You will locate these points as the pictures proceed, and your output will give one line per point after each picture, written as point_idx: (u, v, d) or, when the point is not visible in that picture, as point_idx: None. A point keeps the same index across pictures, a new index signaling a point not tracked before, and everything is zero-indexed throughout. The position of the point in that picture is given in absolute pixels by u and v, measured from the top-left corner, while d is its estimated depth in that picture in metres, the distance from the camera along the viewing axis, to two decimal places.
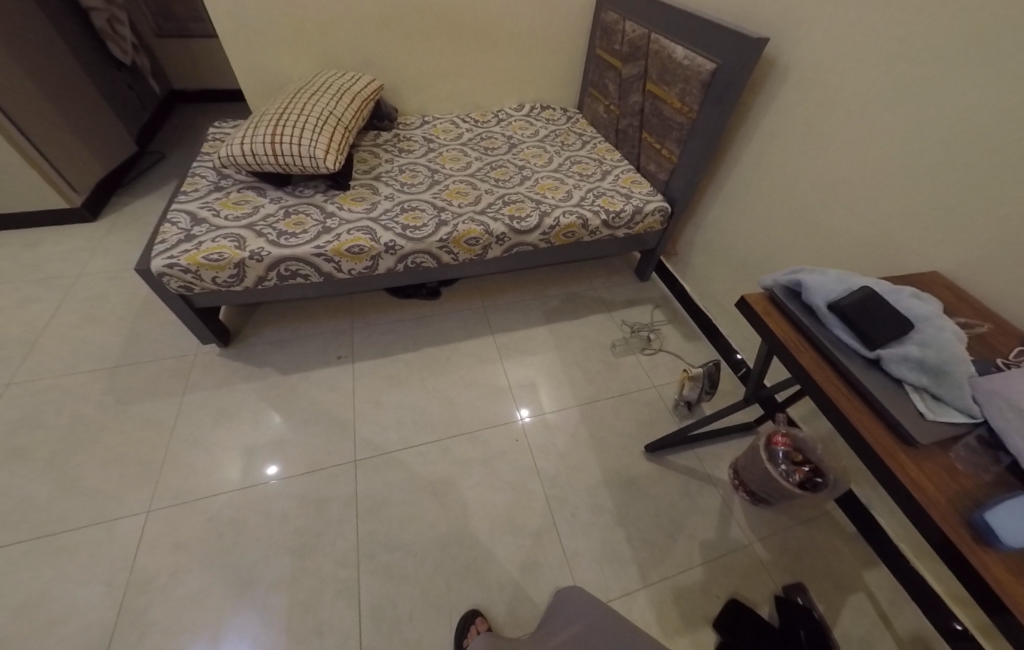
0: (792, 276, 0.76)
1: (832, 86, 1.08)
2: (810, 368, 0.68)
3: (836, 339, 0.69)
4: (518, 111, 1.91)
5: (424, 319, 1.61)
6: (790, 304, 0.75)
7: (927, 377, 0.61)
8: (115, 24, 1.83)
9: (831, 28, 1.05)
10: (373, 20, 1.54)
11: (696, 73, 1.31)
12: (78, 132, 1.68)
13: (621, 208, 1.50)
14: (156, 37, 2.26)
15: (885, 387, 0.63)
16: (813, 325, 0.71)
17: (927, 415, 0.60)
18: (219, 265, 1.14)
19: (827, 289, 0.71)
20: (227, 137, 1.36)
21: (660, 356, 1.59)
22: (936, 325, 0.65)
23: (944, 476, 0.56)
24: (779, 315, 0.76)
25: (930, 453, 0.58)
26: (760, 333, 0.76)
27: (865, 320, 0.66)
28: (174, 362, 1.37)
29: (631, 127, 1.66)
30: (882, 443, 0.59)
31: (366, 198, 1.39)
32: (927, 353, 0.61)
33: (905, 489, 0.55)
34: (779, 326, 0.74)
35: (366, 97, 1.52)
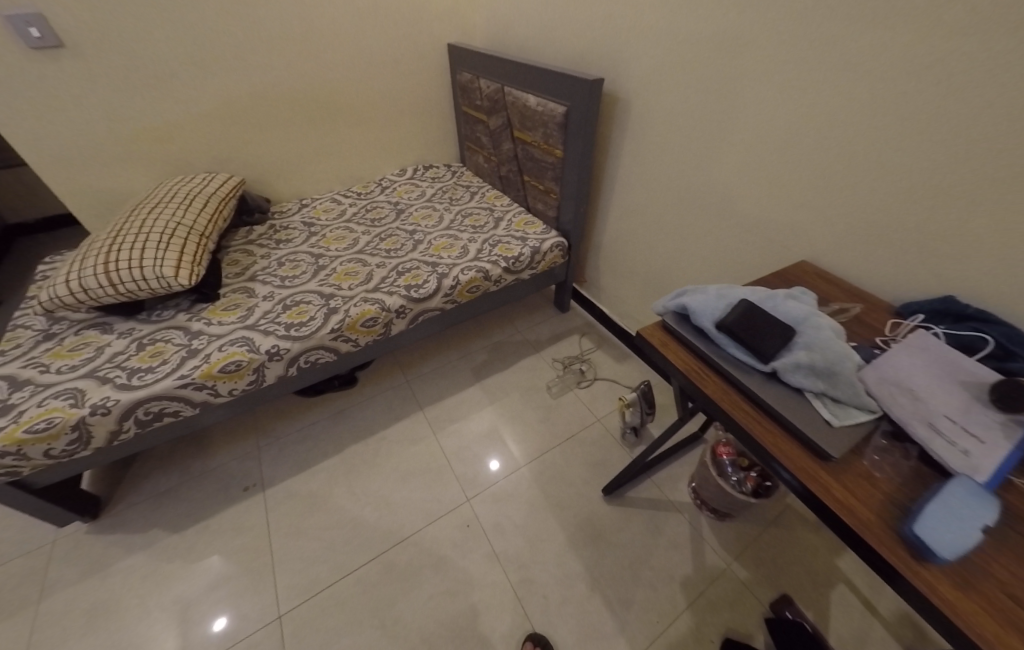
0: (678, 299, 0.75)
1: (674, 107, 1.15)
2: (715, 396, 0.65)
3: (732, 357, 0.67)
4: (400, 175, 1.88)
5: (343, 414, 1.45)
6: (683, 328, 0.73)
7: (822, 380, 0.60)
8: None
9: (660, 58, 1.13)
10: (216, 118, 1.45)
11: (551, 116, 1.36)
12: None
13: (518, 253, 1.48)
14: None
15: (789, 400, 0.61)
16: (708, 347, 0.69)
17: (834, 422, 0.58)
18: (50, 434, 0.94)
19: (712, 308, 0.70)
20: (51, 274, 1.17)
21: (597, 385, 1.56)
22: (815, 323, 0.65)
23: (867, 487, 0.54)
24: (676, 343, 0.73)
25: (848, 464, 0.56)
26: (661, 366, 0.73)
27: (751, 335, 0.65)
28: (25, 560, 1.09)
29: (512, 172, 1.68)
30: (802, 465, 0.56)
31: (240, 305, 1.25)
32: (815, 356, 0.61)
33: (837, 514, 0.52)
34: (678, 355, 0.71)
35: (224, 196, 1.41)
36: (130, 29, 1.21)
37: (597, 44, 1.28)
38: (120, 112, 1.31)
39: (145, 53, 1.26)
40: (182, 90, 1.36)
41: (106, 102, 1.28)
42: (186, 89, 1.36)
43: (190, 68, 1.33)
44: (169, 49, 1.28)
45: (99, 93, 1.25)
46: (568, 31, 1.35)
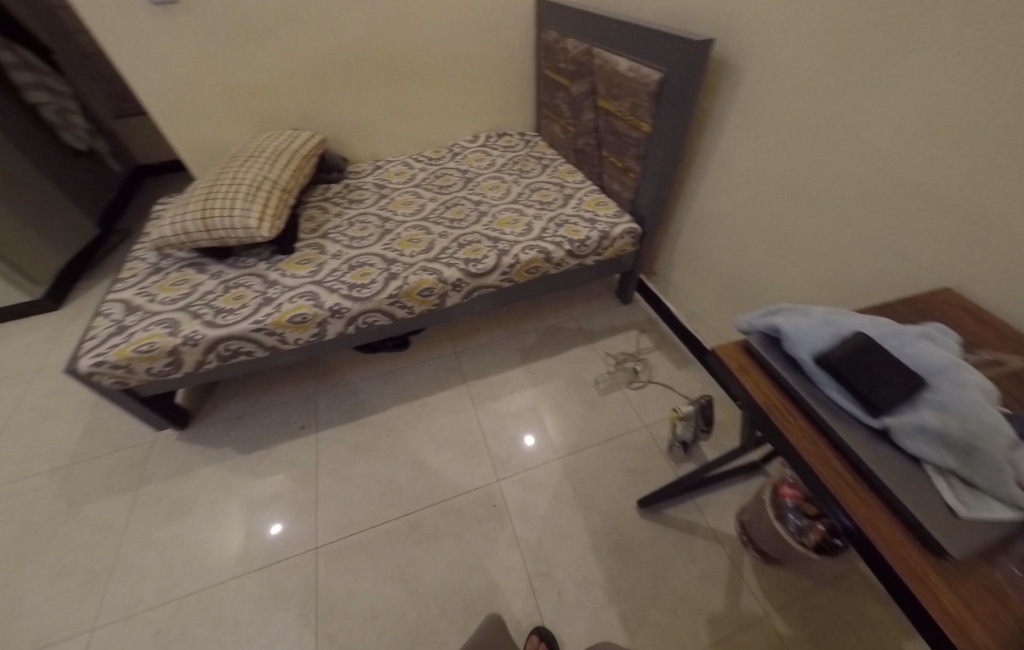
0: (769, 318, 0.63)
1: (794, 81, 0.96)
2: (798, 445, 0.54)
3: (830, 401, 0.56)
4: (472, 142, 1.84)
5: (394, 375, 1.51)
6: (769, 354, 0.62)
7: (953, 455, 0.47)
8: (66, 115, 1.93)
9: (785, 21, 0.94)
10: (305, 74, 1.51)
11: (642, 84, 1.21)
12: (32, 223, 1.73)
13: (585, 236, 1.40)
14: (115, 118, 2.33)
15: (900, 471, 0.49)
16: (799, 383, 0.58)
17: (960, 512, 0.45)
18: (151, 356, 1.08)
19: (812, 335, 0.57)
20: (163, 215, 1.33)
21: (649, 389, 1.46)
22: (959, 378, 0.50)
23: (991, 604, 0.42)
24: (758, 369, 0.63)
25: (970, 568, 0.44)
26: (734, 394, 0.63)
27: (863, 379, 0.52)
28: (129, 453, 1.30)
29: (589, 146, 1.55)
30: (903, 555, 0.45)
31: (312, 260, 1.33)
32: (950, 423, 0.47)
33: (941, 629, 0.41)
34: (757, 385, 0.61)
35: (307, 153, 1.51)
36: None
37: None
38: (223, 65, 1.41)
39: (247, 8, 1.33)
40: (279, 46, 1.43)
41: (213, 55, 1.38)
42: (281, 44, 1.43)
43: (285, 23, 1.39)
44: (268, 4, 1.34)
45: (207, 46, 1.36)
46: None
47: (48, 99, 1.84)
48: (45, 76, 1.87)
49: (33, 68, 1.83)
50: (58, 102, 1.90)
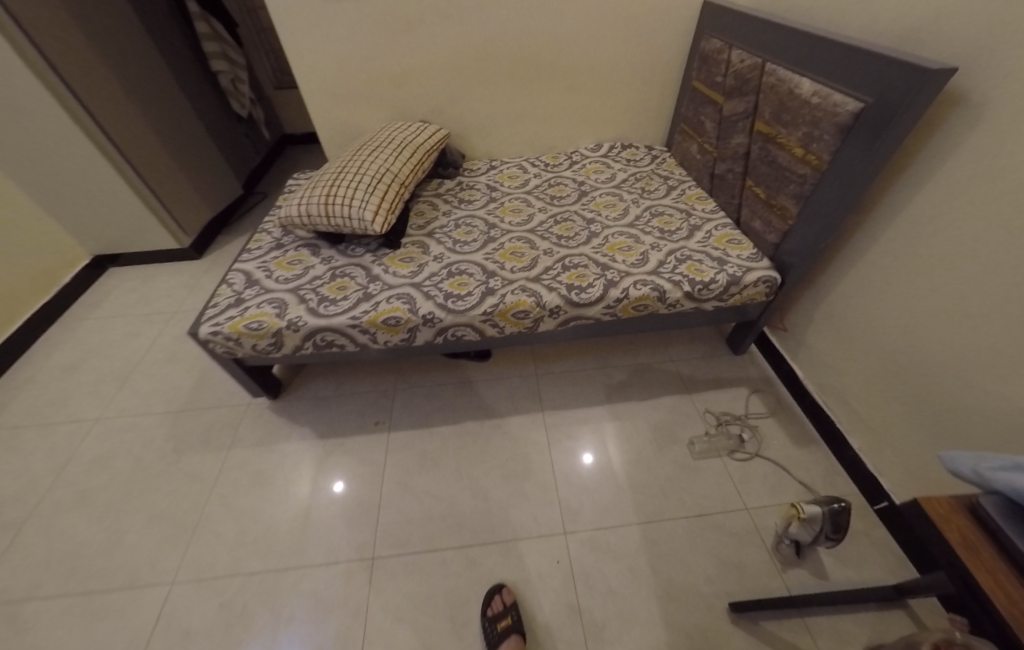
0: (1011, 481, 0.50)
1: None
2: None
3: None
4: (594, 150, 1.73)
5: (471, 388, 1.47)
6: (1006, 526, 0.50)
7: None
8: (237, 83, 2.06)
9: None
10: (448, 66, 1.50)
11: (828, 113, 1.01)
12: (191, 180, 1.92)
13: (711, 277, 1.21)
14: (274, 89, 2.53)
15: None
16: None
17: None
18: (258, 334, 1.11)
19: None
20: (292, 193, 1.39)
21: (755, 464, 1.26)
22: None
23: None
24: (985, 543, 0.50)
25: None
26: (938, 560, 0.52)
27: None
28: (227, 411, 1.40)
29: (730, 173, 1.37)
30: None
31: (415, 259, 1.30)
32: None
33: None
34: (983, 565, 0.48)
35: (428, 148, 1.50)
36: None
37: (949, 16, 0.89)
38: (375, 51, 1.44)
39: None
40: (427, 37, 1.43)
41: (368, 40, 1.42)
42: (432, 36, 1.43)
43: (441, 15, 1.39)
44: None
45: (364, 31, 1.40)
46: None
47: (226, 69, 1.97)
48: (228, 47, 1.98)
49: (221, 40, 1.95)
50: (233, 72, 2.02)
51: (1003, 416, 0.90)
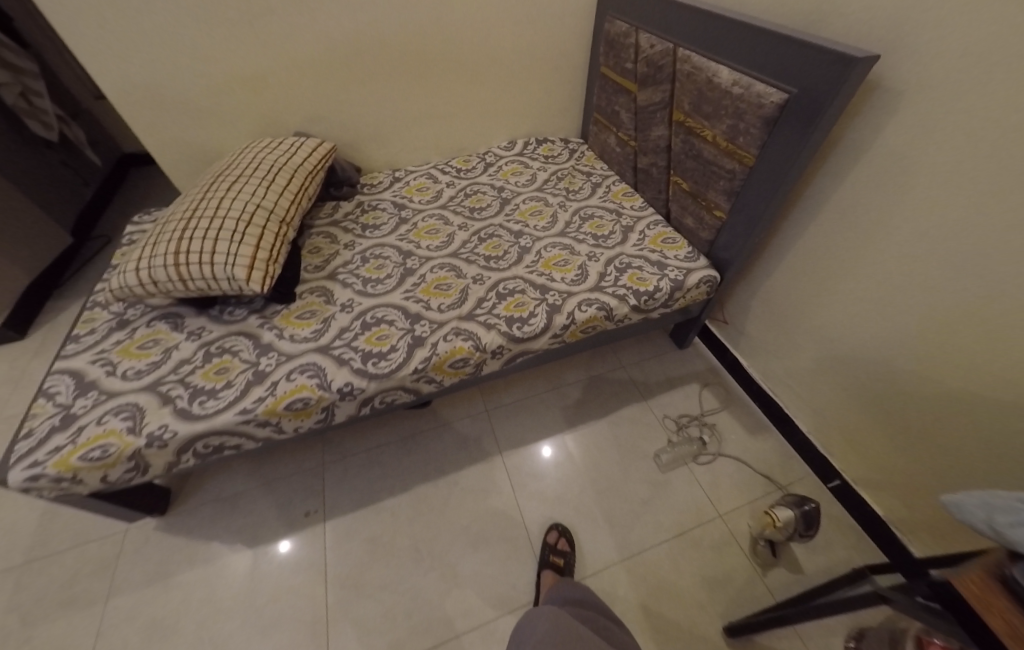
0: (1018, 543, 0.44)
1: (992, 130, 0.74)
2: None
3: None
4: (508, 149, 1.59)
5: (415, 443, 1.28)
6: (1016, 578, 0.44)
7: None
8: (31, 97, 1.55)
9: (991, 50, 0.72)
10: (319, 66, 1.23)
11: (753, 104, 0.97)
12: None
13: (654, 285, 1.15)
14: (93, 98, 1.97)
15: None
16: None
17: None
18: (105, 463, 0.82)
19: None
20: (128, 251, 1.05)
21: (720, 465, 1.26)
22: None
23: None
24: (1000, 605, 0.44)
25: None
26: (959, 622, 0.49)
27: None
28: (97, 547, 1.08)
29: (655, 167, 1.33)
30: None
31: (318, 313, 1.06)
32: None
33: None
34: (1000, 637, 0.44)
35: (310, 169, 1.22)
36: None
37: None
38: (218, 52, 1.13)
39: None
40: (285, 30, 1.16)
41: (204, 37, 1.10)
42: (291, 28, 1.15)
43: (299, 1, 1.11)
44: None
45: (198, 26, 1.08)
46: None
47: (10, 81, 1.47)
48: (8, 51, 1.47)
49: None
50: (21, 84, 1.51)
51: (939, 394, 0.92)
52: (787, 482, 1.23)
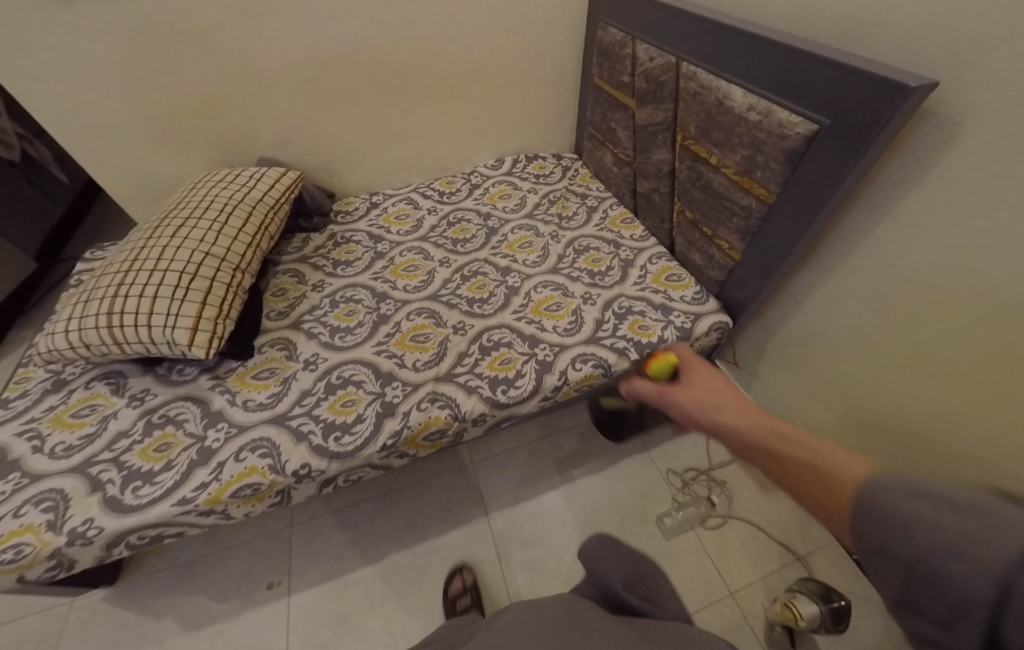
0: (953, 525, 0.38)
1: None
2: None
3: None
4: (495, 168, 1.46)
5: (391, 502, 1.17)
6: (933, 565, 0.38)
7: None
8: None
9: None
10: (280, 84, 1.13)
11: (773, 134, 0.83)
12: None
13: (658, 335, 1.03)
14: None
15: None
16: (888, 593, 0.42)
17: None
18: (18, 565, 0.71)
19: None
20: (64, 303, 0.94)
21: (730, 529, 1.15)
22: None
23: None
24: (899, 537, 0.41)
25: None
26: (823, 457, 0.51)
27: None
28: (38, 619, 0.99)
29: (657, 193, 1.20)
30: None
31: (277, 371, 0.95)
32: None
33: None
34: (832, 500, 0.48)
35: (272, 205, 1.13)
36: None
37: (896, 12, 0.72)
38: (165, 72, 1.03)
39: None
40: (239, 45, 1.05)
41: (146, 55, 1.00)
42: (245, 43, 1.04)
43: (251, 14, 1.01)
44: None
45: (140, 46, 0.99)
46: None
47: None
48: None
49: None
50: None
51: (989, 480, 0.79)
52: (806, 550, 1.11)
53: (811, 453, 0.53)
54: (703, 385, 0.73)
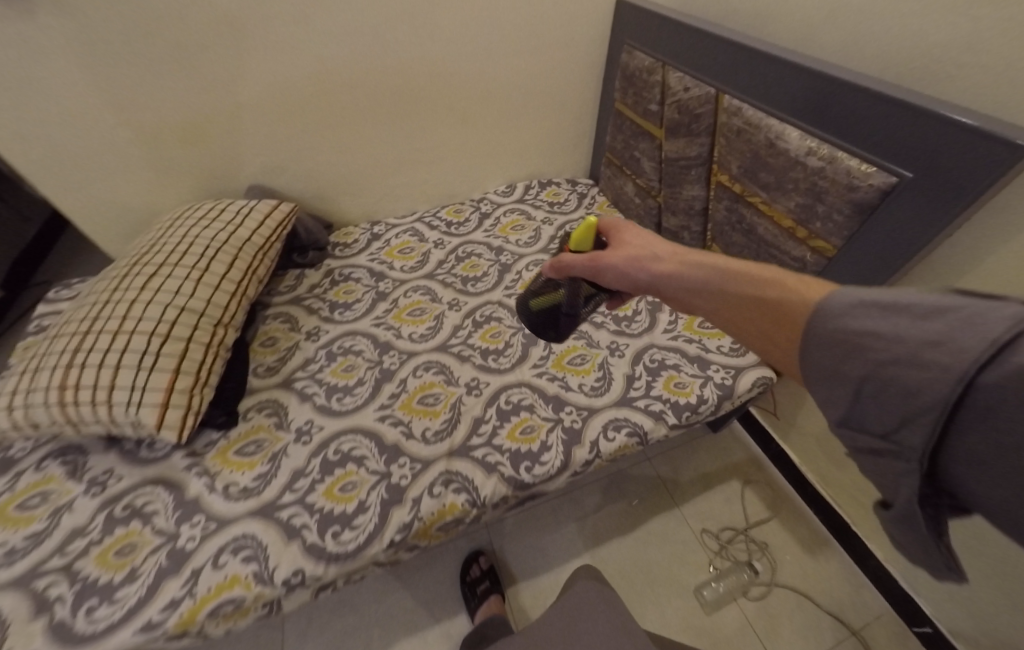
0: (911, 331, 0.32)
1: None
2: None
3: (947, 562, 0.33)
4: (506, 194, 1.34)
5: (396, 576, 1.05)
6: (891, 378, 0.32)
7: None
8: None
9: None
10: (270, 110, 1.00)
11: (839, 183, 0.72)
12: None
13: (697, 395, 0.92)
14: None
15: None
16: (833, 418, 0.36)
17: None
18: None
19: (985, 455, 0.29)
20: (13, 367, 0.80)
21: (777, 598, 1.06)
22: None
23: None
24: (849, 355, 0.35)
25: None
26: (768, 287, 0.46)
27: None
28: None
29: (687, 231, 1.09)
30: None
31: (265, 444, 0.82)
32: None
33: None
34: (784, 332, 0.42)
35: (263, 243, 0.99)
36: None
37: (987, 46, 0.61)
38: (138, 97, 0.90)
39: (181, 15, 0.84)
40: (220, 66, 0.92)
41: (115, 79, 0.87)
42: (229, 65, 0.92)
43: (238, 33, 0.88)
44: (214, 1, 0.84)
45: (106, 69, 0.85)
46: (900, 6, 0.68)
47: None
48: None
49: None
50: None
51: None
52: (860, 623, 1.02)
53: (755, 286, 0.47)
54: (635, 242, 0.69)
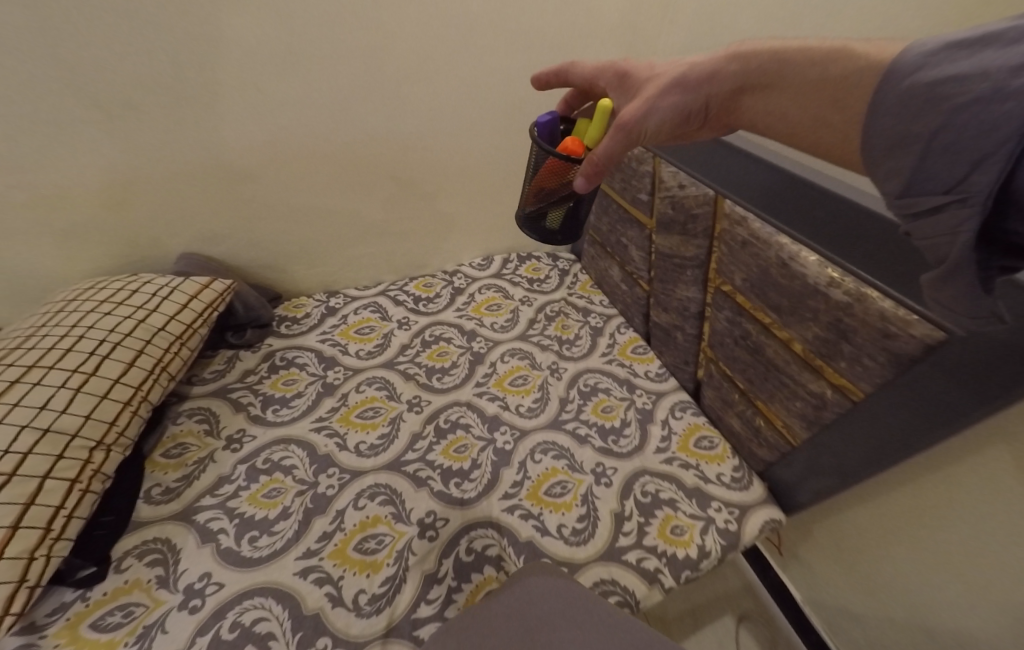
0: (998, 61, 0.29)
1: None
2: None
3: (988, 307, 0.34)
4: (482, 269, 1.22)
5: None
6: (968, 117, 0.29)
7: None
8: None
9: None
10: (205, 175, 0.86)
11: (870, 325, 0.58)
12: None
13: (697, 546, 0.74)
14: None
15: None
16: (890, 194, 0.35)
17: None
18: None
19: None
20: None
21: None
22: None
23: None
24: (924, 110, 0.32)
25: None
26: (828, 63, 0.40)
27: None
28: None
29: (683, 332, 0.96)
30: None
31: (136, 613, 0.61)
32: None
33: None
34: (843, 110, 0.38)
35: (181, 331, 0.81)
36: (49, 18, 0.65)
37: None
38: (39, 160, 0.75)
39: (99, 75, 0.71)
40: (143, 128, 0.78)
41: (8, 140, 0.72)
42: (155, 127, 0.78)
43: (167, 94, 0.75)
44: (142, 64, 0.72)
45: None
46: None
47: None
48: None
49: None
50: None
51: None
52: None
53: (812, 63, 0.41)
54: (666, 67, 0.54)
